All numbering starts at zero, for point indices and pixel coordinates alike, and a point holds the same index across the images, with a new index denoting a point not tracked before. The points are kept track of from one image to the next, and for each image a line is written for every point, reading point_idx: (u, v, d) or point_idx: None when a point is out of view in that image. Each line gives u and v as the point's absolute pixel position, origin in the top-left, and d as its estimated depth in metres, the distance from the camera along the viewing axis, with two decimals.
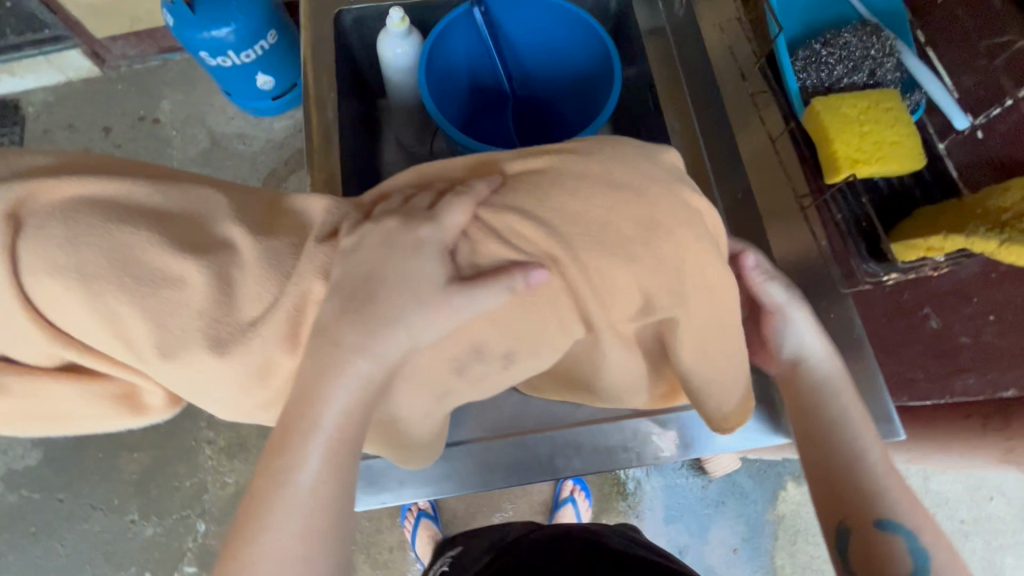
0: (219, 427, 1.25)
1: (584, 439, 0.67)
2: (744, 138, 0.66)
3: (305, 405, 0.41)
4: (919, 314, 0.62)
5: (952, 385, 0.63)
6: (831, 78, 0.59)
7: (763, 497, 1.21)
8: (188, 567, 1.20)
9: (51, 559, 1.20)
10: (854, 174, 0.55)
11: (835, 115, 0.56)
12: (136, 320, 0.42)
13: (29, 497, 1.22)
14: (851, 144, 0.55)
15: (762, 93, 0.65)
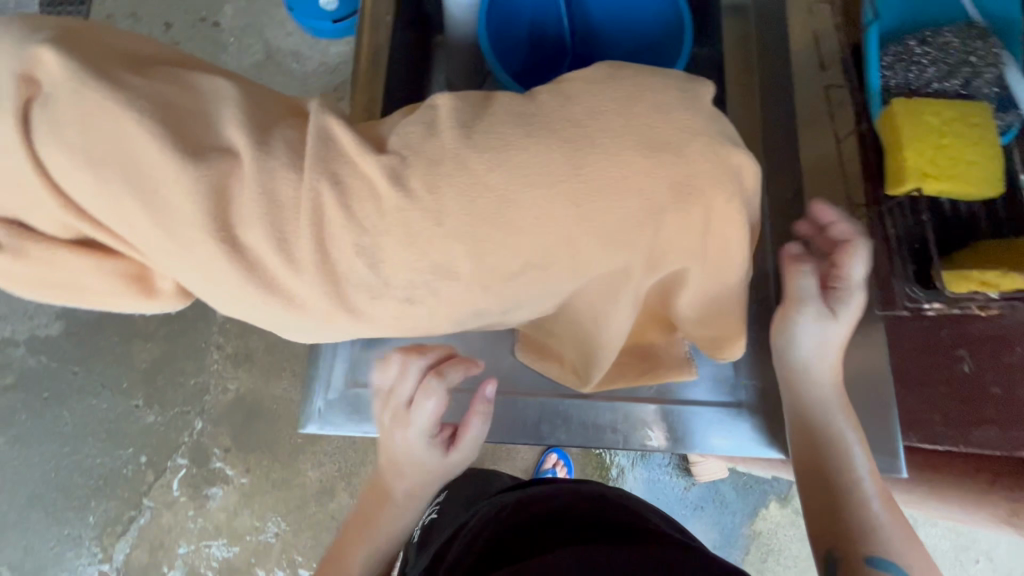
0: (230, 335, 1.29)
1: (574, 412, 0.67)
2: (808, 133, 0.66)
3: (358, 304, 0.47)
4: (953, 353, 0.59)
5: (970, 435, 0.57)
6: (919, 80, 0.56)
7: (743, 510, 1.20)
8: (180, 458, 1.25)
9: (58, 425, 1.27)
10: (921, 187, 0.52)
11: (914, 122, 0.53)
12: (156, 200, 0.43)
13: (47, 364, 1.29)
14: (925, 155, 0.52)
15: (836, 86, 0.65)
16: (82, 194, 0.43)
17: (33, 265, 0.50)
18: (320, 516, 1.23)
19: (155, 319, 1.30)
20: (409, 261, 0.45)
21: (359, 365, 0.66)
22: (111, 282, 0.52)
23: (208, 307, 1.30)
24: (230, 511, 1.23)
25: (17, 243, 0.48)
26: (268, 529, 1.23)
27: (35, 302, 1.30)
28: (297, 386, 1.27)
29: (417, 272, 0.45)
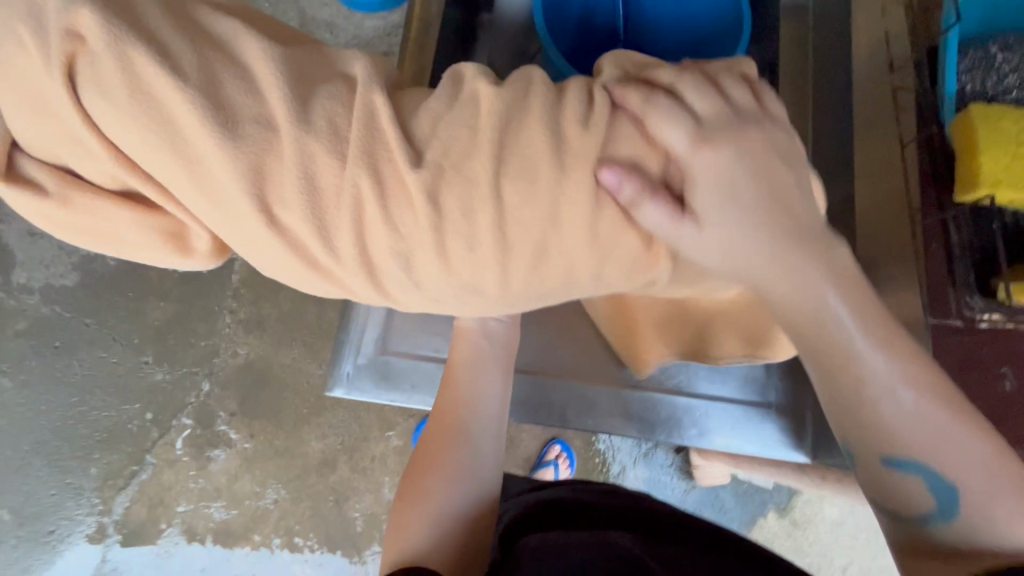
0: (243, 300, 1.30)
1: (603, 399, 0.68)
2: (865, 141, 0.63)
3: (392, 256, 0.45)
4: (996, 370, 0.63)
5: (1008, 450, 0.61)
6: (994, 88, 0.59)
7: (741, 517, 1.20)
8: (185, 418, 1.26)
9: (67, 375, 1.27)
10: (994, 194, 0.55)
11: (992, 129, 0.55)
12: (200, 152, 0.41)
13: (60, 313, 1.29)
14: (1000, 163, 0.54)
15: (905, 91, 0.61)
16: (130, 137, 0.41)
17: (72, 215, 0.47)
18: (319, 487, 1.24)
19: (171, 278, 1.30)
20: (461, 233, 0.43)
21: (391, 334, 0.66)
22: (148, 237, 0.49)
23: (224, 271, 1.30)
24: (230, 474, 1.24)
25: (60, 191, 0.45)
26: (267, 496, 1.23)
27: (53, 250, 1.31)
28: (307, 356, 1.27)
29: (461, 236, 0.43)
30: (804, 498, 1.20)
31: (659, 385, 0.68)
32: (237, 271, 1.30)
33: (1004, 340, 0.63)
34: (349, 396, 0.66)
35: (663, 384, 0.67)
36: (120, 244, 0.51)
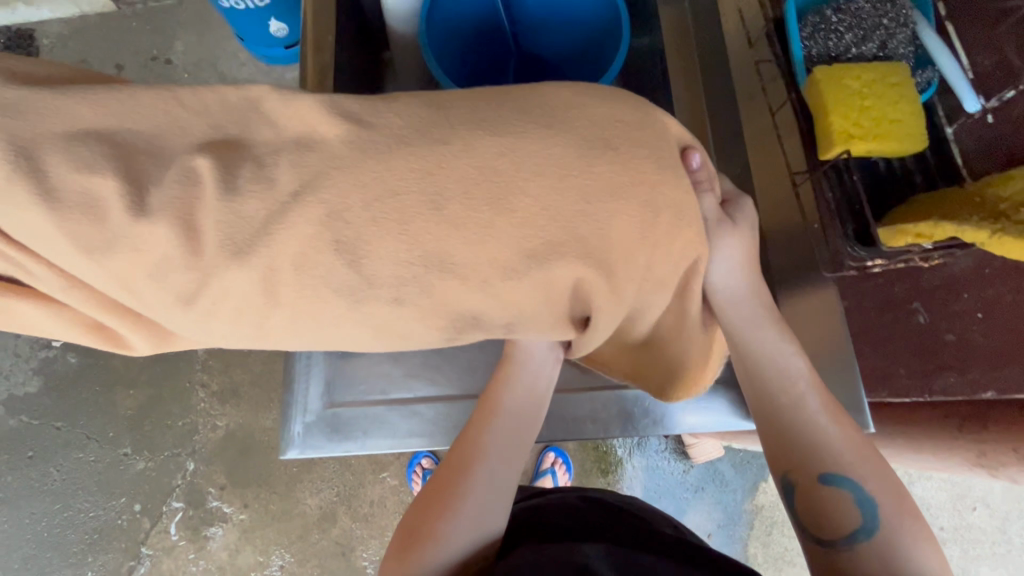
0: (213, 371, 1.28)
1: (553, 407, 0.68)
2: (745, 111, 0.64)
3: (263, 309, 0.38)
4: (907, 308, 0.57)
5: (932, 384, 0.57)
6: (840, 47, 0.57)
7: (743, 486, 1.22)
8: (175, 502, 1.23)
9: (45, 483, 1.24)
10: (848, 149, 0.52)
11: (836, 86, 0.53)
12: (53, 240, 0.35)
13: (28, 422, 1.26)
14: (850, 117, 0.52)
15: (766, 62, 0.64)
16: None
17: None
18: (324, 543, 1.22)
19: (137, 363, 1.28)
20: None
21: (336, 385, 0.65)
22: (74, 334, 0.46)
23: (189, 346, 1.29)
24: (231, 549, 1.21)
25: None
26: (273, 563, 1.21)
27: (9, 359, 1.28)
28: None
29: None
30: None
31: (606, 383, 0.68)
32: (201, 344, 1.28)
33: (909, 274, 0.57)
34: (305, 455, 0.65)
35: (613, 381, 0.67)
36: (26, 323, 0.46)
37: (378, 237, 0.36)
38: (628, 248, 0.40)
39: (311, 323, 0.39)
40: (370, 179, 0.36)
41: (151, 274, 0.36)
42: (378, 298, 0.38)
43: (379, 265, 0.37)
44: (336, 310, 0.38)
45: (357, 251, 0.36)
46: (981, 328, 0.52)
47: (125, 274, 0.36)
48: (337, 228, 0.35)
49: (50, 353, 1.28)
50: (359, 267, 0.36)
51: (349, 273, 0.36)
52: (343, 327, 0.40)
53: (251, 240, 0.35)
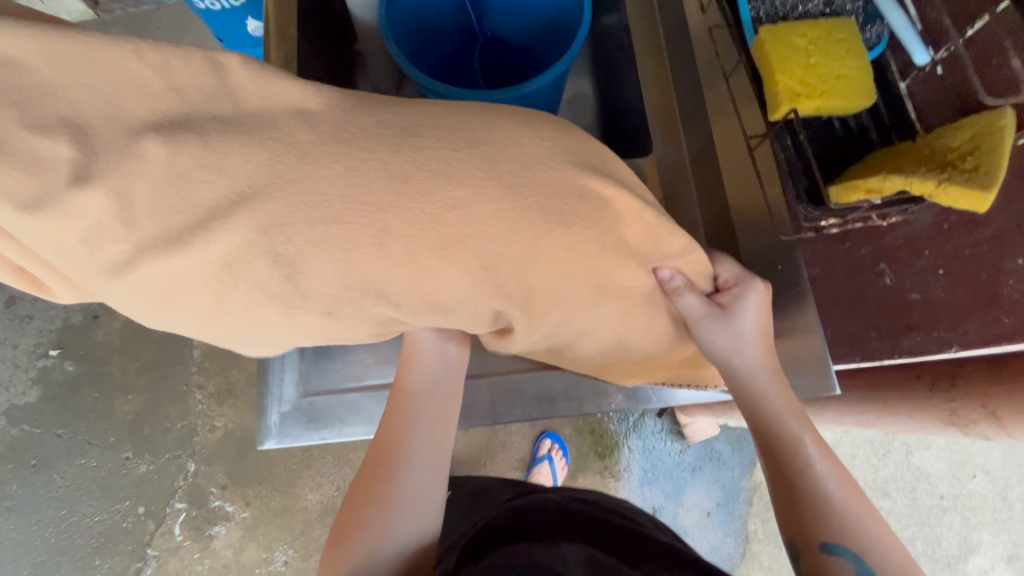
0: (209, 373, 1.30)
1: (528, 386, 0.67)
2: (706, 81, 0.63)
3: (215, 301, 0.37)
4: (874, 270, 0.56)
5: (901, 345, 0.55)
6: (786, 6, 0.55)
7: (740, 464, 1.22)
8: (178, 503, 1.25)
9: (49, 490, 1.26)
10: (794, 110, 0.50)
11: (781, 43, 0.51)
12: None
13: (30, 431, 1.28)
14: (796, 75, 0.50)
15: (717, 27, 0.62)
16: None
17: None
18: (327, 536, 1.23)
19: (133, 369, 1.31)
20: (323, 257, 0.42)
21: (311, 373, 0.65)
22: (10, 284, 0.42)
23: (184, 349, 1.31)
24: (236, 547, 1.23)
25: None
26: (277, 559, 1.22)
27: (10, 370, 1.31)
28: None
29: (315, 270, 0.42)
30: None
31: None
32: (196, 346, 1.31)
33: (872, 235, 0.55)
34: (283, 444, 0.65)
35: None
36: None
37: (319, 256, 0.35)
38: (566, 271, 0.40)
39: (244, 321, 0.39)
40: (310, 181, 0.34)
41: (85, 239, 0.34)
42: (313, 311, 0.38)
43: (318, 280, 0.36)
44: (271, 312, 0.38)
45: (296, 265, 0.35)
46: (943, 285, 0.51)
47: (58, 235, 0.34)
48: (281, 242, 0.34)
49: (49, 362, 1.32)
50: (297, 282, 0.36)
51: (286, 286, 0.36)
52: (283, 331, 0.41)
53: (190, 227, 0.34)
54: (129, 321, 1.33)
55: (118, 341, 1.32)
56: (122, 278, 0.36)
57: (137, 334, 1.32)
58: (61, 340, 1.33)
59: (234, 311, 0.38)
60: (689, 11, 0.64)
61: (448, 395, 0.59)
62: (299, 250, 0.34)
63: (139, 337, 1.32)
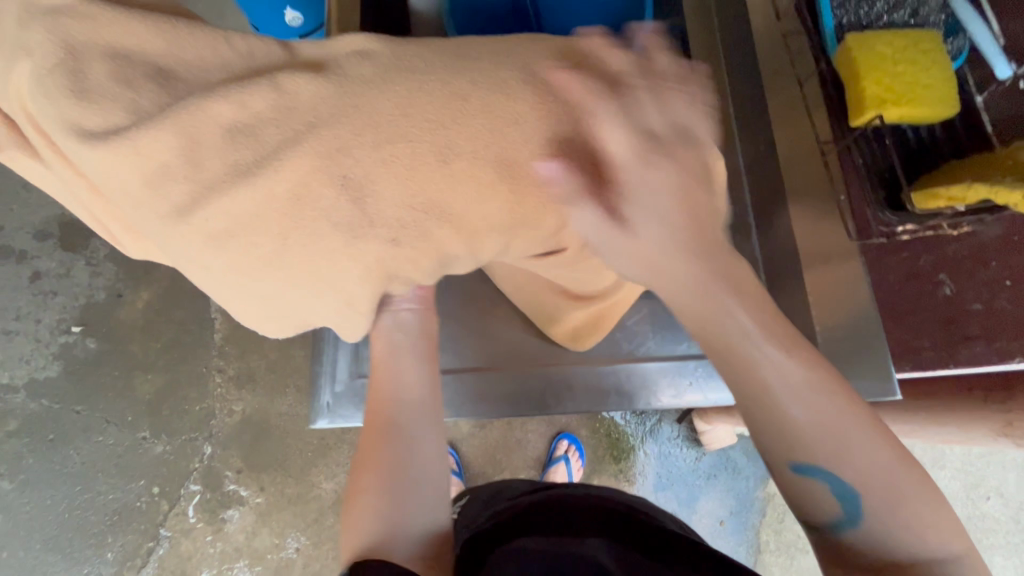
0: (229, 357, 1.31)
1: (578, 379, 0.74)
2: (773, 87, 0.67)
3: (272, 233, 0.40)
4: (933, 280, 0.60)
5: (958, 354, 0.58)
6: (870, 16, 0.60)
7: (755, 474, 1.22)
8: (193, 485, 1.25)
9: (65, 466, 1.26)
10: (880, 115, 0.54)
11: (868, 51, 0.55)
12: (96, 129, 0.38)
13: (49, 406, 1.29)
14: (881, 84, 0.54)
15: (794, 34, 0.66)
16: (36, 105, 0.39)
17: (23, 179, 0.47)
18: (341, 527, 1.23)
19: (153, 349, 1.32)
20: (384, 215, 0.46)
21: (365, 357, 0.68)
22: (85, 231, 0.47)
23: (206, 332, 1.33)
24: (248, 532, 1.23)
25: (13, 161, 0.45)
26: (289, 545, 1.23)
27: (31, 345, 1.32)
28: (303, 401, 1.28)
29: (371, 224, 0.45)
30: None
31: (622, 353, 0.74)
32: (218, 329, 1.33)
33: (936, 245, 0.60)
34: (333, 424, 0.67)
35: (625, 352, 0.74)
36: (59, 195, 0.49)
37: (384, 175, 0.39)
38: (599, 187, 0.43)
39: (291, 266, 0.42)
40: (375, 107, 0.39)
41: (151, 178, 0.39)
42: (377, 237, 0.40)
43: (384, 201, 0.39)
44: (326, 245, 0.40)
45: (364, 187, 0.39)
46: (1009, 294, 0.57)
47: (143, 160, 0.39)
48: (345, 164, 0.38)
49: (71, 339, 1.33)
50: (364, 204, 0.39)
51: (352, 207, 0.39)
52: (338, 277, 0.42)
53: (255, 159, 0.38)
54: (152, 302, 1.35)
55: (140, 321, 1.34)
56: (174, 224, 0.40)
57: (160, 315, 1.34)
58: (84, 317, 1.34)
59: (289, 245, 0.40)
60: (762, 20, 0.68)
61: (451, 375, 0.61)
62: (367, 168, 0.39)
63: (161, 318, 1.34)
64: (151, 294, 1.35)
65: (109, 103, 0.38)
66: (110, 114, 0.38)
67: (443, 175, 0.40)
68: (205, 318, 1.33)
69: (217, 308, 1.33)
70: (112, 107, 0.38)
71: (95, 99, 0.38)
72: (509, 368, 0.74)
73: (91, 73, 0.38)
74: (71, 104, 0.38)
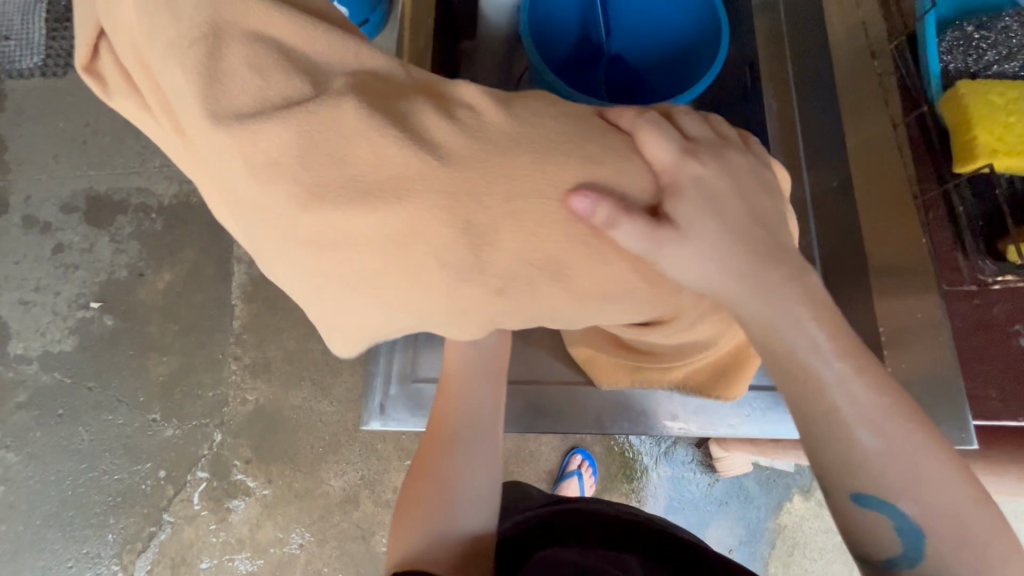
0: (247, 345, 1.30)
1: (637, 401, 0.73)
2: (857, 125, 0.66)
3: (367, 259, 0.41)
4: (1008, 329, 0.63)
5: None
6: (979, 64, 0.64)
7: (767, 505, 1.21)
8: (200, 472, 1.24)
9: (72, 442, 1.25)
10: (991, 162, 0.59)
11: (981, 100, 0.60)
12: (220, 117, 0.39)
13: (61, 380, 1.28)
14: (995, 133, 0.59)
15: (890, 74, 0.65)
16: (167, 78, 0.41)
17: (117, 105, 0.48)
18: (346, 525, 1.22)
19: (171, 332, 1.31)
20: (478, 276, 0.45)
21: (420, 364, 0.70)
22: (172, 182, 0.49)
23: (225, 318, 1.32)
24: (252, 524, 1.22)
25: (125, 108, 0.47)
26: (292, 541, 1.21)
27: (48, 317, 1.32)
28: (317, 395, 1.27)
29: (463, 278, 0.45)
30: None
31: None
32: (237, 317, 1.32)
33: (1015, 297, 0.63)
34: (386, 427, 0.70)
35: None
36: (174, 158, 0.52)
37: (509, 229, 0.40)
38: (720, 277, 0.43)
39: (367, 293, 0.43)
40: (513, 165, 0.39)
41: (262, 178, 0.40)
42: (484, 283, 0.41)
43: (502, 253, 0.40)
44: (408, 285, 0.42)
45: (484, 236, 0.40)
46: None
47: (253, 165, 0.40)
48: (470, 208, 0.39)
49: (88, 315, 1.32)
50: (479, 251, 0.40)
51: (467, 253, 0.40)
52: (422, 312, 0.44)
53: (376, 184, 0.39)
54: (174, 283, 1.34)
55: (160, 302, 1.33)
56: (270, 228, 0.42)
57: (180, 297, 1.33)
58: (104, 294, 1.34)
59: (382, 275, 0.41)
60: (858, 54, 0.67)
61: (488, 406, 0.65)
62: (489, 218, 0.39)
63: (181, 300, 1.33)
64: (173, 276, 1.35)
65: (239, 93, 0.39)
66: (237, 98, 0.40)
67: (569, 238, 0.40)
68: (225, 304, 1.33)
69: (238, 295, 1.33)
70: (243, 96, 0.39)
71: (226, 87, 0.40)
72: (569, 385, 0.73)
73: (228, 55, 0.40)
74: (199, 90, 0.39)
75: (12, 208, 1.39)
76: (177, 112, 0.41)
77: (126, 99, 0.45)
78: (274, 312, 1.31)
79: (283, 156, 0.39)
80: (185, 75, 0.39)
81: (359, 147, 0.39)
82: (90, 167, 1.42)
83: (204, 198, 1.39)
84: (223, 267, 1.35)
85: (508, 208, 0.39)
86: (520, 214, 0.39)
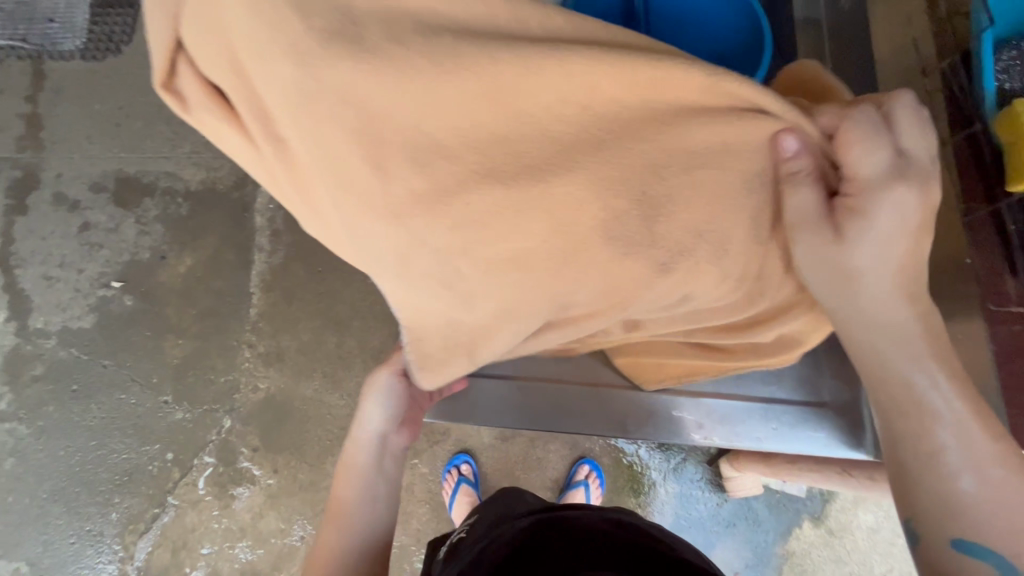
0: (262, 334, 1.31)
1: (663, 407, 0.77)
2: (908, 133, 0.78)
3: (520, 233, 0.47)
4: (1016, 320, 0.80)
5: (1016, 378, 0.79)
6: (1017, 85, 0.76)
7: (776, 529, 1.19)
8: (207, 457, 1.24)
9: (85, 419, 1.26)
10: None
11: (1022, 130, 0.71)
12: (360, 107, 0.42)
13: (77, 356, 1.29)
14: None
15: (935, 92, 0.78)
16: (279, 74, 0.41)
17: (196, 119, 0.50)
18: None
19: (188, 315, 1.32)
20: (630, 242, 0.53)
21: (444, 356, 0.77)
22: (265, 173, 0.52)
23: (242, 306, 1.33)
24: (255, 512, 1.22)
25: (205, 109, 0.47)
26: (294, 532, 1.21)
27: (70, 293, 1.34)
28: (329, 388, 1.27)
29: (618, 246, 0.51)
30: (837, 505, 1.18)
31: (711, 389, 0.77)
32: (254, 306, 1.33)
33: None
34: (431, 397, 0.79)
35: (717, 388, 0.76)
36: (238, 157, 0.52)
37: (685, 202, 0.48)
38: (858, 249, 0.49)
39: (520, 267, 0.49)
40: (686, 136, 0.46)
41: (416, 162, 0.44)
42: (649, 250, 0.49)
43: (672, 222, 0.48)
44: (567, 262, 0.49)
45: (657, 209, 0.48)
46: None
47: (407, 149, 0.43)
48: (644, 184, 0.47)
49: (109, 294, 1.33)
50: (654, 221, 0.48)
51: (644, 223, 0.48)
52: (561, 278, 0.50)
53: (543, 161, 0.45)
54: (195, 268, 1.36)
55: (180, 285, 1.34)
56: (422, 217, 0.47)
57: (199, 282, 1.34)
58: (126, 274, 1.35)
59: (531, 245, 0.48)
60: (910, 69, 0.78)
61: (388, 429, 0.72)
62: (671, 188, 0.47)
63: (200, 285, 1.34)
64: (194, 261, 1.36)
65: (368, 79, 0.40)
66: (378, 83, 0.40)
67: (732, 194, 0.49)
68: (243, 291, 1.34)
69: (257, 284, 1.34)
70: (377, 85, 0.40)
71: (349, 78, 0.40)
72: (596, 385, 0.77)
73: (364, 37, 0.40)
74: (337, 80, 0.41)
75: (43, 184, 1.42)
76: (302, 108, 0.43)
77: (175, 86, 0.48)
78: (291, 303, 1.32)
79: (441, 143, 0.43)
80: (307, 71, 0.41)
81: (516, 129, 0.44)
82: (121, 149, 1.45)
83: (230, 186, 1.41)
84: (243, 254, 1.36)
85: (688, 180, 0.48)
86: (702, 186, 0.48)
